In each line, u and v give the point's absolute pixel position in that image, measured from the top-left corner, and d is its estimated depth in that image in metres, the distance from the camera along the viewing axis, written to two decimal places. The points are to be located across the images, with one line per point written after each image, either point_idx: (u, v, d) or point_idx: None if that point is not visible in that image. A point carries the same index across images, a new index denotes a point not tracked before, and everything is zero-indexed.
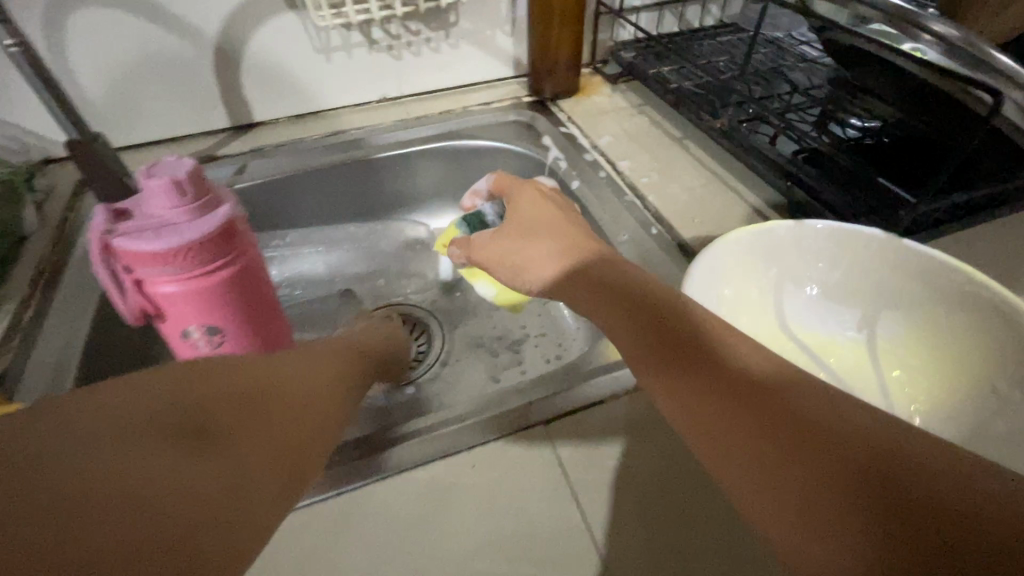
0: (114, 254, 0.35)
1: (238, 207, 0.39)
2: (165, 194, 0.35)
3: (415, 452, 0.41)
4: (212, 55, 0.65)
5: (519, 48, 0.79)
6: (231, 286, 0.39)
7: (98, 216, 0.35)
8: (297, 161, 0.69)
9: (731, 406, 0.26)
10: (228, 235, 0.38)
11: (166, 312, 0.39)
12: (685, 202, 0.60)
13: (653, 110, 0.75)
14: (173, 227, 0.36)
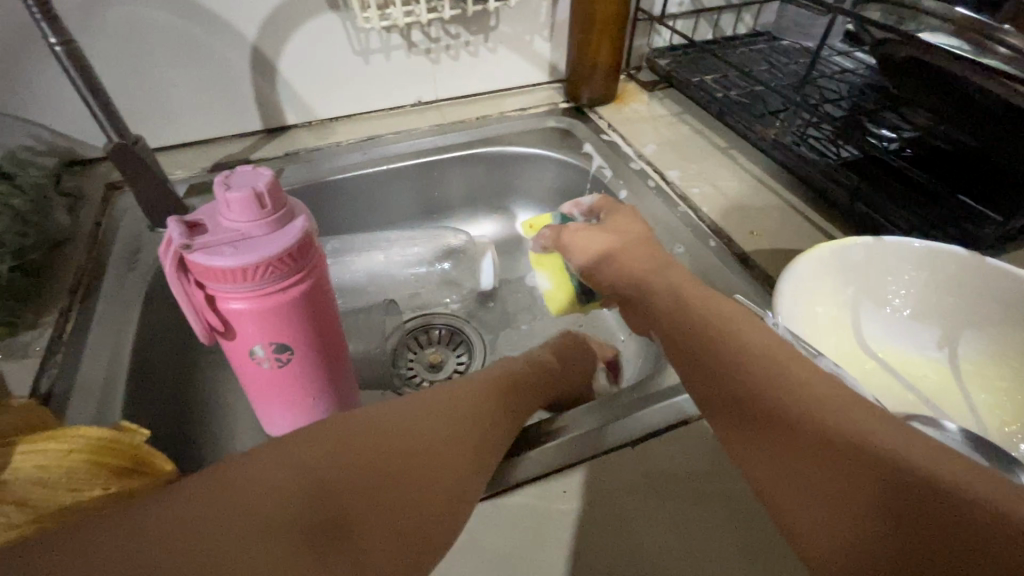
0: (189, 270, 0.33)
1: (312, 220, 0.37)
2: (245, 207, 0.33)
3: (490, 479, 0.39)
4: (248, 56, 0.63)
5: (556, 53, 0.77)
6: (303, 302, 0.38)
7: (172, 229, 0.33)
8: (336, 166, 0.67)
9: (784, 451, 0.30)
10: (303, 250, 0.36)
11: (237, 330, 0.37)
12: (738, 214, 0.59)
13: (693, 119, 0.74)
14: (251, 241, 0.34)
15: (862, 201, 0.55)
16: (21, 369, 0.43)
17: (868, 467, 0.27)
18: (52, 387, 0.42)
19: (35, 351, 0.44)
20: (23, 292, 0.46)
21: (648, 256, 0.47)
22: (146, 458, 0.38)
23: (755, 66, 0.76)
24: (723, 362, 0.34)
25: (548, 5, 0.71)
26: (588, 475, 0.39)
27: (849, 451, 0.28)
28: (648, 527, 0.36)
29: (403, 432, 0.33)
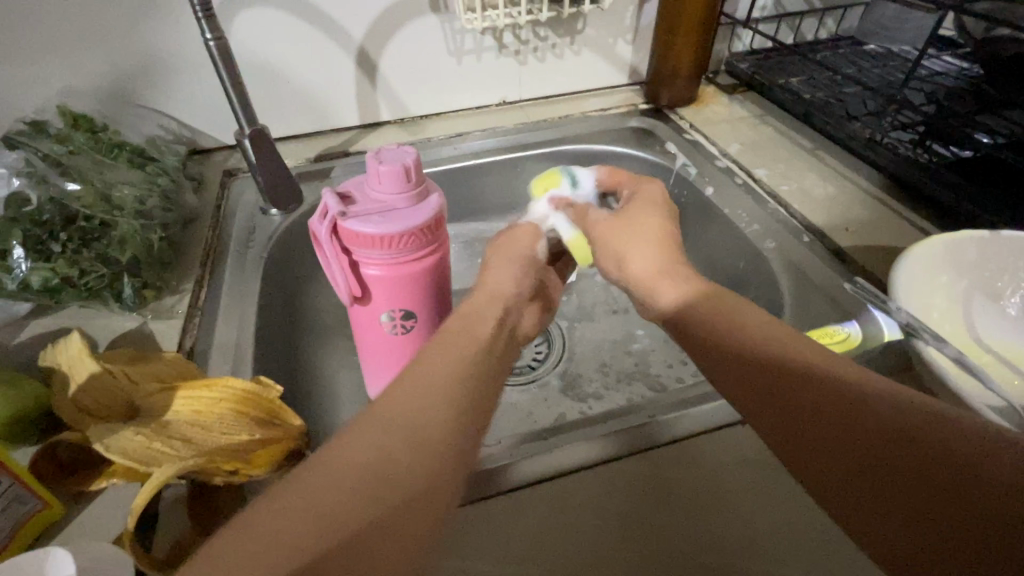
0: (341, 236, 0.37)
1: (445, 198, 0.39)
2: (393, 180, 0.36)
3: (538, 465, 0.40)
4: (355, 55, 0.68)
5: (637, 56, 0.79)
6: (431, 273, 0.40)
7: (328, 198, 0.37)
8: (428, 160, 0.70)
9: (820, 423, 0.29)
10: (437, 223, 0.38)
11: (372, 295, 0.40)
12: (829, 213, 0.59)
13: (776, 121, 0.74)
14: (395, 212, 0.37)
15: (969, 200, 0.54)
16: (167, 327, 0.48)
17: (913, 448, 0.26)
18: (195, 345, 0.47)
19: (178, 313, 0.49)
20: (165, 261, 0.51)
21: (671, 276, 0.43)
22: (278, 413, 0.41)
23: (843, 69, 0.75)
24: (752, 360, 0.33)
25: (635, 9, 0.74)
26: (699, 450, 0.41)
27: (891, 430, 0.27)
28: (757, 506, 0.38)
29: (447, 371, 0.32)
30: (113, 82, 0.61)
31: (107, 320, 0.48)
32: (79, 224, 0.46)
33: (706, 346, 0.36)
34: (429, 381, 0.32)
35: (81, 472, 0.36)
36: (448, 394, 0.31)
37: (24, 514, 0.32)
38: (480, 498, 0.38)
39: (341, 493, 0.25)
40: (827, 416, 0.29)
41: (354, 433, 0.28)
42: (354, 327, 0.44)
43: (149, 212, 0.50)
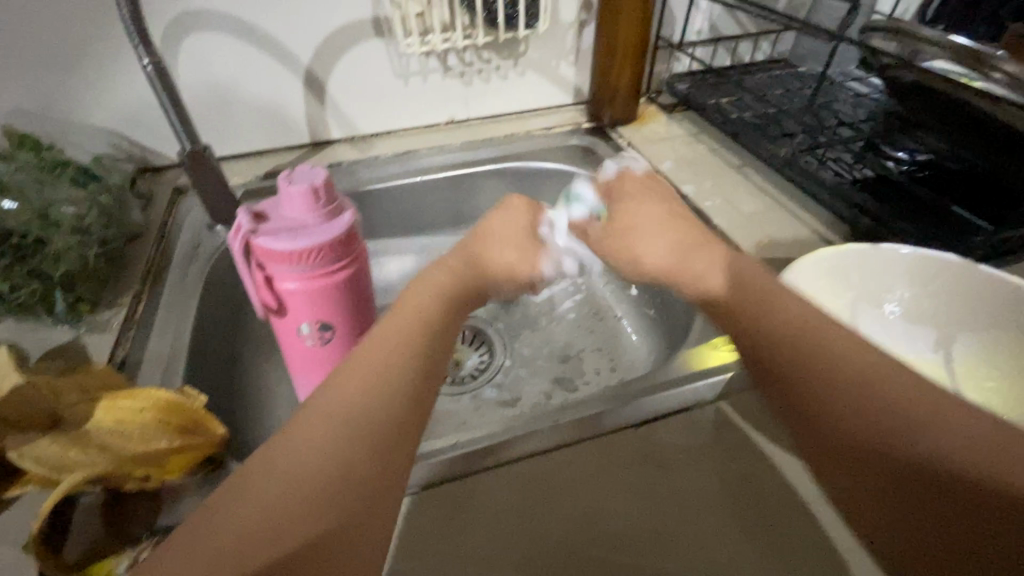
0: (253, 251, 0.39)
1: (358, 216, 0.42)
2: (304, 201, 0.39)
3: (453, 466, 0.42)
4: (302, 77, 0.70)
5: (580, 77, 0.83)
6: (345, 287, 0.43)
7: (242, 216, 0.39)
8: (374, 177, 0.73)
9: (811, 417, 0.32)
10: (348, 239, 0.41)
11: (288, 308, 0.42)
12: (748, 227, 0.63)
13: (709, 139, 0.78)
14: (306, 230, 0.39)
15: (869, 216, 0.58)
16: (101, 341, 0.49)
17: (899, 454, 0.29)
18: (126, 358, 0.48)
19: (113, 326, 0.51)
20: (104, 276, 0.53)
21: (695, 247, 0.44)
22: (203, 420, 0.42)
23: (771, 91, 0.79)
24: (768, 338, 0.36)
25: (575, 34, 0.77)
26: (600, 448, 0.44)
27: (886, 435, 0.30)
28: (648, 502, 0.41)
29: (386, 368, 0.34)
30: (60, 101, 0.63)
31: (42, 333, 0.49)
32: (14, 240, 0.48)
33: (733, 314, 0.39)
34: (371, 377, 0.33)
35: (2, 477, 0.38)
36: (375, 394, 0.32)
37: None
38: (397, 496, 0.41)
39: (283, 511, 0.27)
40: (815, 414, 0.32)
41: (276, 454, 0.29)
42: (277, 339, 0.46)
43: (88, 228, 0.52)
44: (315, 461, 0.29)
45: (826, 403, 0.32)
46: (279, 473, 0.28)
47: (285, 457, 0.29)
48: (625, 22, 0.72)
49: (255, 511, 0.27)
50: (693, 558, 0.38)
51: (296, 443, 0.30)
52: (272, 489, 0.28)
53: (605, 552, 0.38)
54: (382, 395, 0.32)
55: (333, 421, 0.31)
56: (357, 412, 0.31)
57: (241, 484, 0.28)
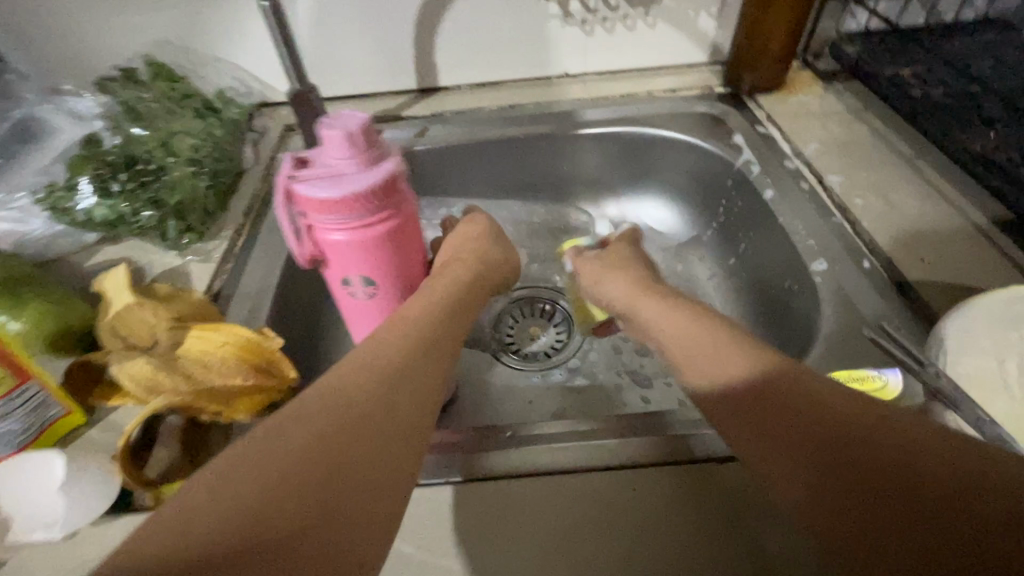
0: (293, 201, 0.38)
1: (400, 165, 0.38)
2: (341, 147, 0.36)
3: (507, 460, 0.38)
4: (413, 18, 0.67)
5: (722, 33, 0.71)
6: (386, 238, 0.40)
7: (285, 164, 0.38)
8: (473, 131, 0.69)
9: (800, 457, 0.29)
10: (387, 191, 0.38)
11: (330, 258, 0.41)
12: (909, 236, 0.50)
13: (875, 119, 0.64)
14: (341, 178, 0.36)
15: None
16: (202, 270, 0.52)
17: (880, 472, 0.27)
18: (221, 290, 0.51)
19: (214, 257, 0.53)
20: (212, 208, 0.55)
21: (730, 348, 0.36)
22: (276, 364, 0.43)
23: (977, 61, 0.62)
24: (749, 387, 0.33)
25: None
26: (677, 477, 0.36)
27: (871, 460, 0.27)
28: (732, 553, 0.33)
29: (394, 359, 0.34)
30: (192, 34, 0.65)
31: (157, 256, 0.53)
32: (140, 167, 0.52)
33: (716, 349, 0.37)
34: (383, 365, 0.34)
35: (100, 384, 0.41)
36: (387, 370, 0.33)
37: (49, 418, 0.38)
38: (443, 480, 0.37)
39: (269, 474, 0.26)
40: (805, 453, 0.29)
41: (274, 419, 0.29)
42: (328, 287, 0.46)
43: (201, 160, 0.55)
44: (313, 429, 0.29)
45: (799, 440, 0.30)
46: (258, 450, 0.28)
47: (270, 434, 0.28)
48: None
49: (230, 479, 0.26)
50: None
51: (293, 423, 0.29)
52: (287, 449, 0.27)
53: None
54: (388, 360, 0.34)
55: (340, 411, 0.30)
56: (358, 383, 0.32)
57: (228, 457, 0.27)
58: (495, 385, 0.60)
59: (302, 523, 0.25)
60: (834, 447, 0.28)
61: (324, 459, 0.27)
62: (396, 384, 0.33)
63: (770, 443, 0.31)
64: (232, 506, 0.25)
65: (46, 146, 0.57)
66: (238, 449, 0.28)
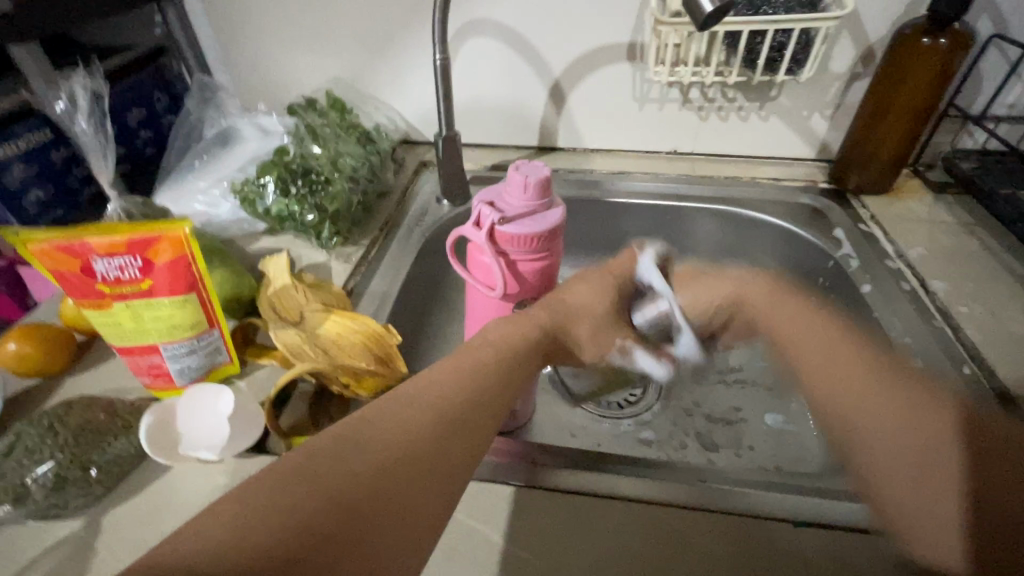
0: (498, 239, 0.44)
1: (566, 207, 0.47)
2: (540, 189, 0.44)
3: (573, 479, 0.42)
4: (549, 87, 0.77)
5: (833, 134, 0.74)
6: (560, 262, 0.48)
7: (487, 209, 0.44)
8: (583, 189, 0.76)
9: (998, 492, 0.31)
10: (561, 232, 0.46)
11: (517, 287, 0.47)
12: (1015, 352, 0.50)
13: (987, 235, 0.64)
14: (540, 213, 0.45)
15: None
16: (341, 269, 0.61)
17: None
18: (353, 287, 0.59)
19: (352, 259, 0.62)
20: (356, 219, 0.65)
21: (878, 383, 0.38)
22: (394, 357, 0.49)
23: None
24: (932, 423, 0.35)
25: (841, 86, 0.70)
26: (745, 529, 0.38)
27: None
28: None
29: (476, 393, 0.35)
30: (366, 77, 0.78)
31: (307, 251, 0.63)
32: (312, 177, 0.63)
33: (848, 388, 0.39)
34: (459, 382, 0.35)
35: (257, 346, 0.50)
36: (457, 398, 0.33)
37: (217, 363, 0.46)
38: (516, 484, 0.41)
39: (325, 496, 0.26)
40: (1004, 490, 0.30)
41: (342, 429, 0.30)
42: (484, 315, 0.51)
43: (358, 179, 0.65)
44: (378, 449, 0.29)
45: (997, 479, 0.31)
46: (315, 462, 0.27)
47: (331, 444, 0.28)
48: (913, 82, 0.63)
49: (284, 488, 0.26)
50: None
51: (364, 436, 0.29)
52: (355, 463, 0.28)
53: None
54: (453, 390, 0.34)
55: (408, 437, 0.30)
56: (435, 402, 0.33)
57: (287, 469, 0.27)
58: (567, 420, 0.63)
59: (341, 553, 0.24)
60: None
61: (384, 485, 0.27)
62: (468, 415, 0.33)
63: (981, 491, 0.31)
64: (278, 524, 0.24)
65: (238, 152, 0.70)
66: (299, 458, 0.27)
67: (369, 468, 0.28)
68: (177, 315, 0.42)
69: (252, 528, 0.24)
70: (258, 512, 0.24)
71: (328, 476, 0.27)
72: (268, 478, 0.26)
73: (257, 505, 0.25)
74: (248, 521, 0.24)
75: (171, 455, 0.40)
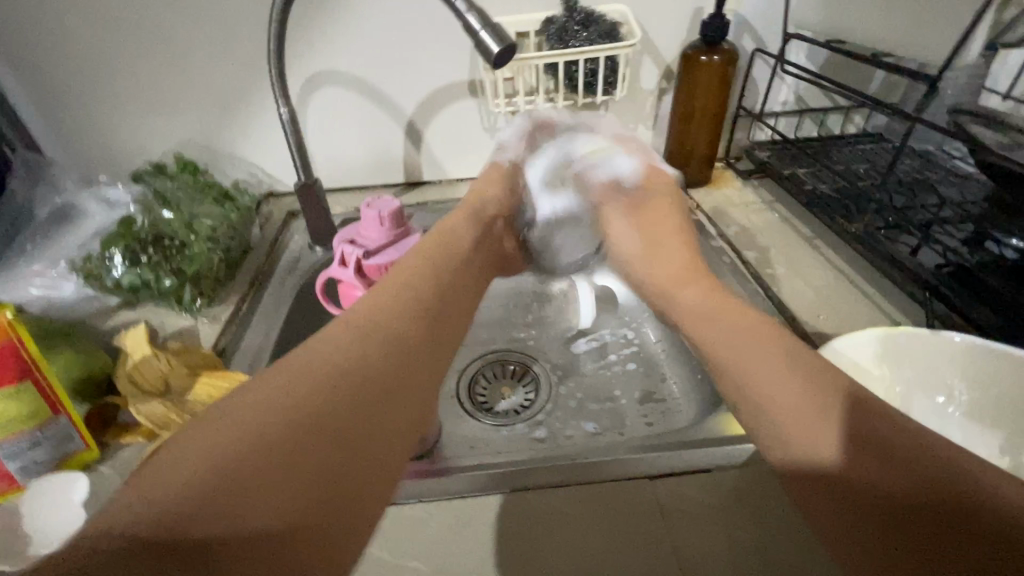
0: (366, 272, 0.47)
1: (423, 233, 0.51)
2: (396, 220, 0.48)
3: (463, 482, 0.44)
4: (404, 127, 0.81)
5: (658, 141, 0.86)
6: None
7: (350, 247, 0.46)
8: (452, 217, 0.80)
9: (873, 468, 0.31)
10: (423, 256, 0.49)
11: None
12: (810, 299, 0.62)
13: (784, 208, 0.77)
14: (400, 241, 0.48)
15: (943, 300, 0.55)
16: (210, 330, 0.60)
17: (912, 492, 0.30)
18: (225, 346, 0.57)
19: (221, 319, 0.61)
20: (221, 278, 0.64)
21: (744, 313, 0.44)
22: None
23: (856, 165, 0.76)
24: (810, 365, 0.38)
25: (654, 100, 0.82)
26: (612, 493, 0.43)
27: (910, 471, 0.30)
28: (656, 548, 0.39)
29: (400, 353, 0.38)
30: (217, 136, 0.77)
31: (170, 317, 0.61)
32: (165, 242, 0.61)
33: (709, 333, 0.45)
34: (379, 343, 0.38)
35: (120, 425, 0.48)
36: (380, 359, 0.37)
37: (70, 451, 0.43)
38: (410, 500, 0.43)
39: (247, 455, 0.29)
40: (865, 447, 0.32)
41: (268, 386, 0.33)
42: None
43: (217, 237, 0.64)
44: (295, 410, 0.32)
45: (883, 453, 0.31)
46: (241, 421, 0.31)
47: (254, 405, 0.32)
48: (703, 91, 0.76)
49: (209, 442, 0.29)
50: None
51: (286, 400, 0.32)
52: (234, 438, 0.30)
53: None
54: (385, 353, 0.37)
55: (324, 406, 0.33)
56: (365, 364, 0.36)
57: (212, 425, 0.31)
58: (466, 435, 0.66)
59: (251, 508, 0.27)
60: (880, 440, 0.32)
61: (296, 444, 0.31)
62: (384, 380, 0.36)
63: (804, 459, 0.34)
64: (189, 478, 0.28)
65: (79, 229, 0.66)
66: (228, 415, 0.31)
67: (285, 430, 0.31)
68: (5, 410, 0.39)
69: (172, 480, 0.28)
70: (184, 466, 0.28)
71: (208, 455, 0.29)
72: (197, 432, 0.30)
73: (184, 458, 0.29)
74: (173, 474, 0.28)
75: (18, 557, 0.36)
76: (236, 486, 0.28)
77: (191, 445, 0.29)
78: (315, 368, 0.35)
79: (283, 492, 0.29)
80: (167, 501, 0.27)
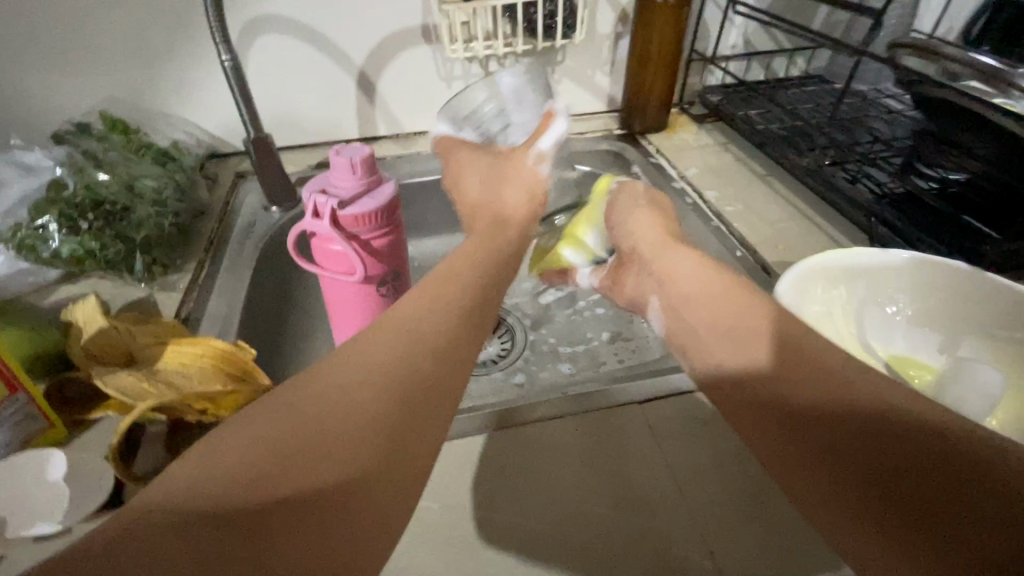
0: (342, 223, 0.45)
1: (395, 181, 0.49)
2: (368, 168, 0.46)
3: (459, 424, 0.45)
4: (356, 77, 0.77)
5: (615, 87, 0.86)
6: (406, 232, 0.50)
7: (323, 198, 0.44)
8: (414, 171, 0.78)
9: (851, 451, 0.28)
10: (399, 204, 0.48)
11: (373, 265, 0.48)
12: (767, 231, 0.66)
13: (738, 149, 0.80)
14: (374, 190, 0.47)
15: (885, 225, 0.60)
16: (168, 298, 0.56)
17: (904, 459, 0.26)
18: (189, 314, 0.54)
19: (179, 287, 0.57)
20: (173, 244, 0.59)
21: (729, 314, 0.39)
22: (252, 371, 0.47)
23: (802, 104, 0.79)
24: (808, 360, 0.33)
25: (611, 45, 0.81)
26: (601, 422, 0.45)
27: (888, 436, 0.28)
28: (648, 465, 0.42)
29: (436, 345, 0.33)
30: (145, 93, 0.70)
31: (121, 289, 0.57)
32: (104, 208, 0.55)
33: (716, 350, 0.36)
34: (417, 334, 0.33)
35: (83, 403, 0.45)
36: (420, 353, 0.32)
37: (34, 431, 0.40)
38: None
39: (258, 473, 0.25)
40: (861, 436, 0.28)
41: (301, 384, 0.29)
42: (345, 302, 0.51)
43: (164, 201, 0.59)
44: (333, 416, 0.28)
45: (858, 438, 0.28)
46: (266, 428, 0.27)
47: (285, 410, 0.28)
48: (658, 34, 0.76)
49: (220, 458, 0.25)
50: (695, 531, 0.38)
51: (315, 400, 0.28)
52: (255, 451, 0.25)
53: (609, 508, 0.39)
54: (431, 343, 0.33)
55: (358, 413, 0.28)
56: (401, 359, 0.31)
57: (232, 434, 0.26)
58: None
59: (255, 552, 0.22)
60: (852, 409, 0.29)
61: (322, 459, 0.26)
62: (426, 380, 0.31)
63: (752, 416, 0.33)
64: (195, 508, 0.23)
65: None
66: (255, 420, 0.27)
67: (314, 450, 0.26)
68: None
69: (177, 506, 0.23)
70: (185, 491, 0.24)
71: (241, 458, 0.25)
72: (214, 443, 0.26)
73: (191, 480, 0.24)
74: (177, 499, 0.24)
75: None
76: (240, 519, 0.23)
77: (201, 458, 0.25)
78: (346, 364, 0.30)
79: (311, 527, 0.24)
80: (164, 532, 0.22)
